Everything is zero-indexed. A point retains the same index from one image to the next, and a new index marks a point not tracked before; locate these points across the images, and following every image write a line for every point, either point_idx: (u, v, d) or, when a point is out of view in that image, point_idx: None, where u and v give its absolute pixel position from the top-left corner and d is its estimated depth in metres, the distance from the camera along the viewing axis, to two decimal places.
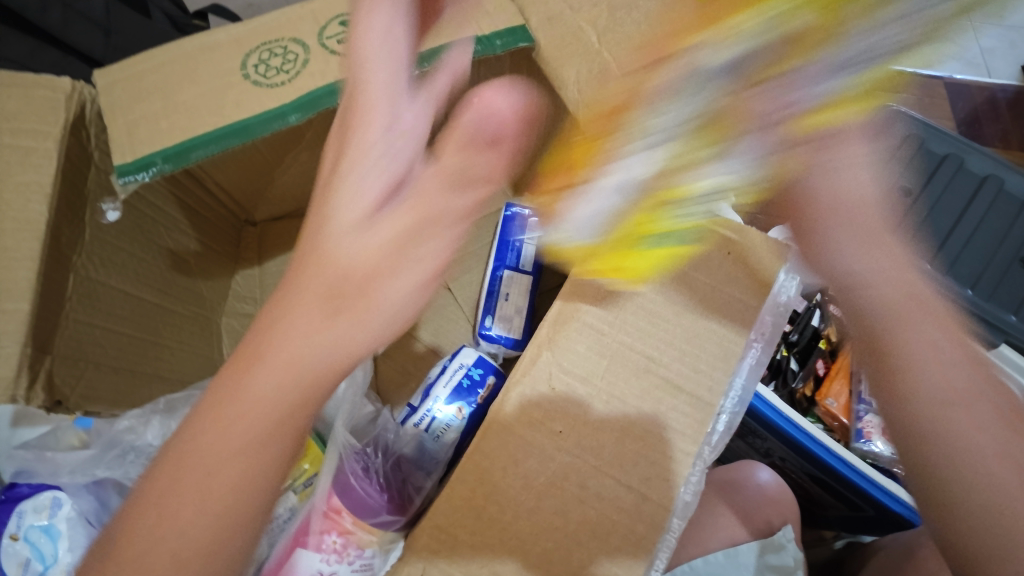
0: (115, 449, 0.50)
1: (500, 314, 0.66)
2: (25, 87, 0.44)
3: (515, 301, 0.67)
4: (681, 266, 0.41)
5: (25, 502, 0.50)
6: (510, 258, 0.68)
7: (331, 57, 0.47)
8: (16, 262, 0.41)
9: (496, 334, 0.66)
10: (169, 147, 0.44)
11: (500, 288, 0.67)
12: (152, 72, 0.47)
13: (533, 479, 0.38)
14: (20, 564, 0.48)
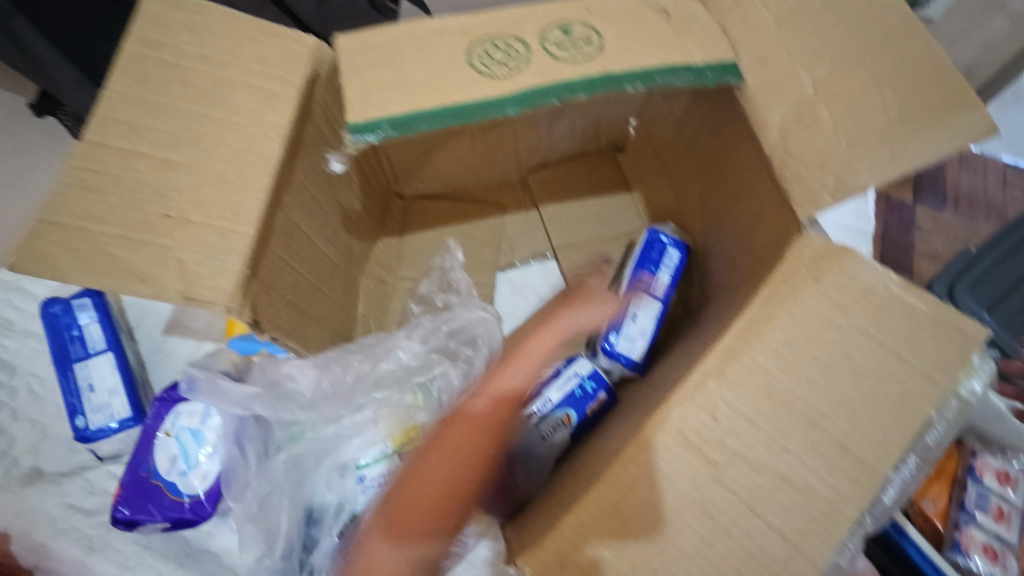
0: (275, 392, 0.52)
1: (626, 333, 0.67)
2: (280, 39, 0.49)
3: (642, 324, 0.67)
4: (871, 328, 0.41)
5: (181, 404, 0.55)
6: (645, 280, 0.68)
7: (550, 61, 0.50)
8: (250, 190, 0.45)
9: (618, 351, 0.66)
10: (397, 115, 0.48)
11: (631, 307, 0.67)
12: (385, 45, 0.51)
13: (683, 501, 0.39)
14: (170, 458, 0.53)
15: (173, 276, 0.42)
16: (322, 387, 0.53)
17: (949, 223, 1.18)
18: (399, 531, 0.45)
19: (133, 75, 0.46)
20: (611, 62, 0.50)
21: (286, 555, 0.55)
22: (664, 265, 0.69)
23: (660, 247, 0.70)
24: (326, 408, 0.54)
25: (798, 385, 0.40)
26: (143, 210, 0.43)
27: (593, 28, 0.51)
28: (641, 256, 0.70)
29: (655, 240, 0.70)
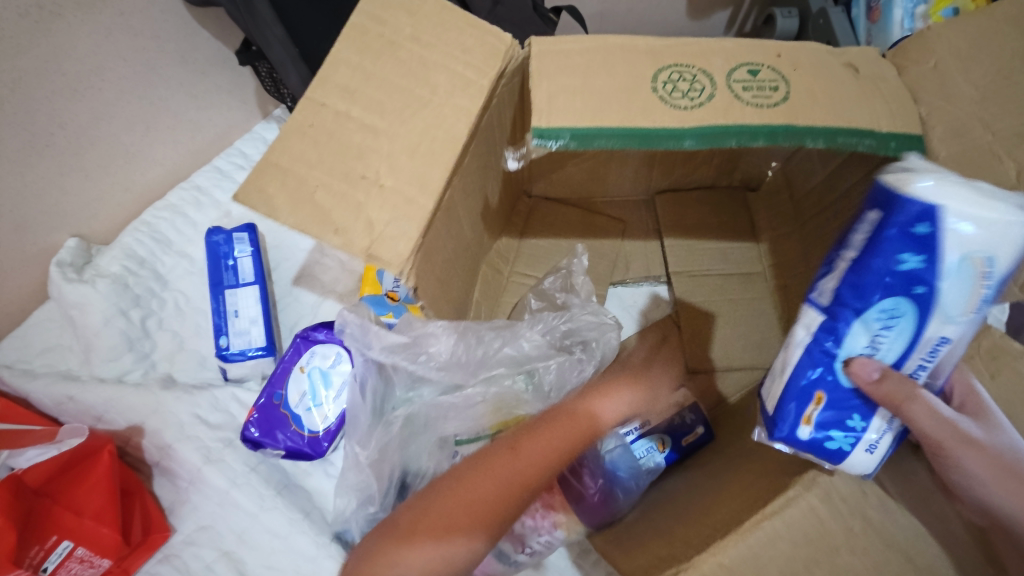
0: (416, 347, 0.56)
1: (781, 369, 0.41)
2: (483, 33, 0.53)
3: (845, 370, 0.37)
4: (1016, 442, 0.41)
5: (317, 345, 0.59)
6: (851, 279, 0.36)
7: (734, 101, 0.52)
8: (437, 166, 0.49)
9: (770, 409, 0.42)
10: (580, 128, 0.51)
11: (792, 331, 0.40)
12: (577, 53, 0.54)
13: (806, 550, 0.41)
14: (300, 393, 0.58)
15: (362, 231, 0.46)
16: (455, 353, 0.57)
17: None
18: (458, 496, 0.41)
19: (356, 43, 0.51)
20: (796, 111, 0.51)
21: (385, 509, 0.57)
22: (915, 247, 0.33)
23: (911, 218, 0.32)
24: (452, 376, 0.57)
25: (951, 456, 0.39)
26: (346, 167, 0.47)
27: (781, 74, 0.53)
28: (859, 229, 0.35)
29: (885, 207, 0.33)
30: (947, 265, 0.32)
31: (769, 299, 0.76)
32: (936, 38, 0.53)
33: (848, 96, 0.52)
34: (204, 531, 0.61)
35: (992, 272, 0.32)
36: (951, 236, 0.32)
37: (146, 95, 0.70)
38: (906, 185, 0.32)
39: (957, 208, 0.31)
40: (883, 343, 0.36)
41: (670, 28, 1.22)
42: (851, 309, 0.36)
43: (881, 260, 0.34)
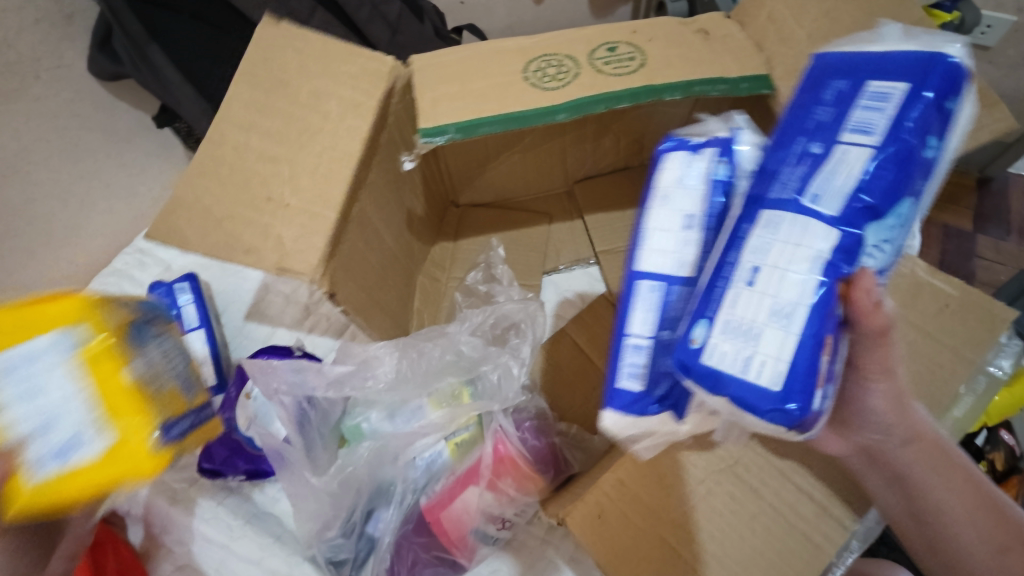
0: (360, 372, 0.60)
1: (773, 314, 0.30)
2: (368, 56, 0.57)
3: (849, 293, 0.31)
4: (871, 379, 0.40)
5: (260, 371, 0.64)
6: (872, 167, 0.31)
7: (598, 75, 0.56)
8: (336, 181, 0.52)
9: (770, 383, 0.29)
10: (462, 121, 0.54)
11: (774, 250, 0.31)
12: (455, 62, 0.59)
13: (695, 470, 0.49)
14: (248, 416, 0.62)
15: (271, 247, 0.49)
16: (399, 369, 0.61)
17: (993, 263, 1.30)
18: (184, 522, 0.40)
19: (246, 84, 0.55)
20: (655, 75, 0.55)
21: (347, 530, 0.62)
22: (938, 127, 0.33)
23: (941, 89, 0.32)
24: (400, 390, 0.61)
25: (859, 385, 0.40)
26: (250, 194, 0.51)
27: (637, 46, 0.58)
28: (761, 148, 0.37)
29: (910, 76, 0.33)
30: (937, 166, 0.34)
31: None
32: None
33: (700, 58, 0.57)
34: (183, 570, 0.63)
35: (937, 170, 0.35)
36: (955, 121, 0.34)
37: (78, 171, 0.74)
38: (922, 53, 0.34)
39: (963, 105, 0.34)
40: (879, 259, 0.33)
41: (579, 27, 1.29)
42: (870, 208, 0.31)
43: (898, 132, 0.32)
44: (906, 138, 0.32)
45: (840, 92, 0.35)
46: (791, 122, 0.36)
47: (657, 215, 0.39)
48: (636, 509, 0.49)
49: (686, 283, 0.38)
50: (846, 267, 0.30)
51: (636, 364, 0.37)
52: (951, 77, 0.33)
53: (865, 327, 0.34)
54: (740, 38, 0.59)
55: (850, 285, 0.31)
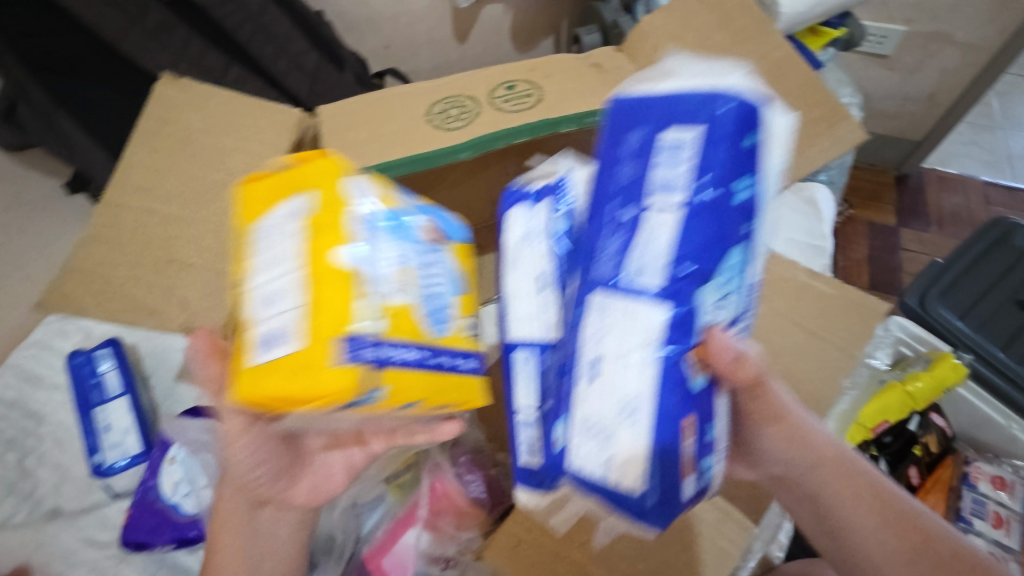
0: None
1: (620, 413, 0.32)
2: (273, 110, 0.58)
3: (701, 361, 0.33)
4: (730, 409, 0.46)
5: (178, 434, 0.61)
6: (677, 229, 0.33)
7: (498, 113, 0.59)
8: None
9: (633, 489, 0.32)
10: (368, 166, 0.56)
11: (606, 341, 0.33)
12: (360, 108, 0.60)
13: None
14: (173, 482, 0.60)
15: (177, 309, 0.49)
16: None
17: (919, 255, 1.38)
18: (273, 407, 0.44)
19: (147, 148, 0.55)
20: (551, 109, 0.58)
21: None
22: (748, 165, 0.33)
23: (736, 127, 0.32)
24: None
25: (753, 429, 0.42)
26: (154, 257, 0.51)
27: (534, 83, 0.61)
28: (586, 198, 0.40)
29: (699, 120, 0.33)
30: (762, 197, 0.35)
31: None
32: (654, 24, 0.62)
33: (593, 90, 0.60)
34: None
35: (767, 198, 0.36)
36: (768, 140, 0.34)
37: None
38: (714, 81, 0.34)
39: (778, 124, 0.35)
40: (725, 312, 0.35)
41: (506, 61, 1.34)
42: (689, 274, 0.32)
43: (696, 185, 0.32)
44: (705, 191, 0.32)
45: (635, 148, 0.35)
46: (602, 180, 0.37)
47: (515, 283, 0.43)
48: (548, 535, 0.52)
49: (553, 351, 0.40)
50: (682, 347, 0.32)
51: (532, 445, 0.41)
52: (747, 115, 0.32)
53: (734, 380, 0.35)
54: (631, 69, 0.62)
55: (698, 357, 0.33)
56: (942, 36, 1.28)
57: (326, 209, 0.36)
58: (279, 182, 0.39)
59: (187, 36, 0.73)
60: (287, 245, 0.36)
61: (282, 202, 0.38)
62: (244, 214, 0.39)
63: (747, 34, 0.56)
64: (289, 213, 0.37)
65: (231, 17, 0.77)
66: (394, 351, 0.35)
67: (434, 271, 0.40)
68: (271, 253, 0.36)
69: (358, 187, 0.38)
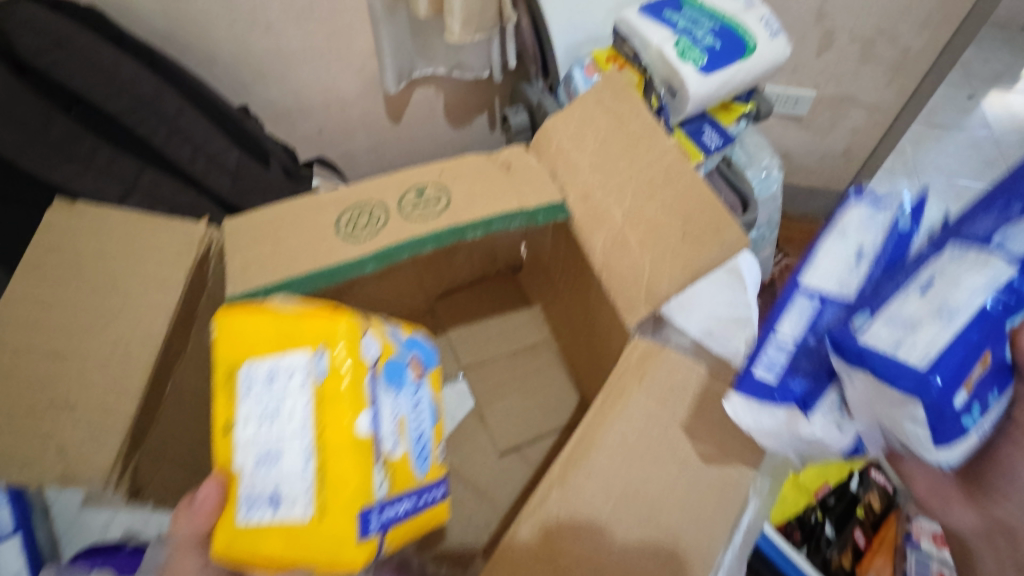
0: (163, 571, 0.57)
1: (937, 312, 0.35)
2: (172, 228, 0.57)
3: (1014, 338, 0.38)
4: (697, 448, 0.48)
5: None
6: None
7: (405, 221, 0.59)
8: (133, 369, 0.51)
9: (920, 363, 0.34)
10: (270, 284, 0.55)
11: (946, 269, 0.37)
12: (266, 221, 0.60)
13: None
14: None
15: (54, 456, 0.47)
16: None
17: None
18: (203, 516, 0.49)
19: (34, 279, 0.53)
20: (458, 215, 0.59)
21: None
22: None
23: None
24: None
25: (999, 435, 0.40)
26: (35, 399, 0.49)
27: (443, 188, 0.61)
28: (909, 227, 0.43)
29: None
30: None
31: (554, 366, 0.85)
32: (555, 128, 0.64)
33: (500, 192, 0.61)
34: None
35: None
36: None
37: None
38: None
39: None
40: None
41: (441, 139, 1.37)
42: None
43: None
44: None
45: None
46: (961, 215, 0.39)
47: (831, 244, 0.44)
48: None
49: (837, 305, 0.43)
50: (1015, 307, 0.37)
51: (771, 362, 0.44)
52: None
53: None
54: (537, 169, 0.64)
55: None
56: (847, 99, 1.41)
57: (333, 372, 0.45)
58: (272, 333, 0.47)
59: (95, 145, 0.74)
60: (298, 406, 0.45)
61: (283, 354, 0.46)
62: (231, 354, 0.47)
63: (640, 137, 0.58)
64: (297, 369, 0.45)
65: (144, 123, 0.77)
66: (389, 507, 0.46)
67: (421, 414, 0.53)
68: (273, 403, 0.45)
69: (370, 345, 0.48)
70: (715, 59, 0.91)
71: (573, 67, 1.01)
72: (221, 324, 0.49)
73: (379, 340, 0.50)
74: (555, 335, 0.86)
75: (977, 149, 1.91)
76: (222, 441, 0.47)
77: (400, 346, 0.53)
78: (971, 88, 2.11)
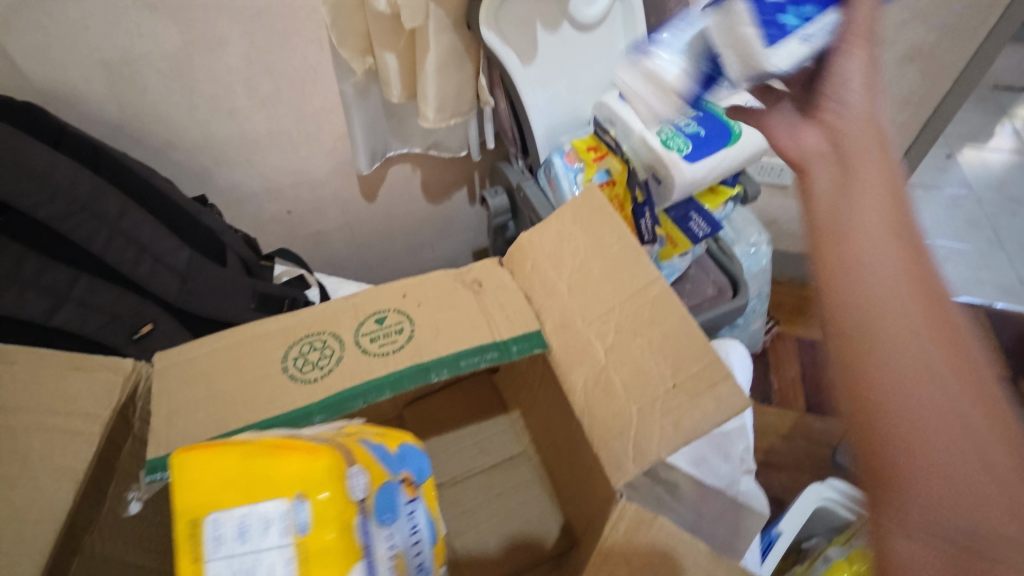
0: None
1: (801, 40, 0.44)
2: (92, 371, 0.50)
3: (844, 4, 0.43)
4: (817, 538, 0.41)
5: None
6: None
7: (362, 356, 0.53)
8: (24, 558, 0.43)
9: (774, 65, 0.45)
10: (199, 444, 0.48)
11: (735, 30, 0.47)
12: (204, 358, 0.53)
13: None
14: None
15: None
16: None
17: None
18: None
19: None
20: (421, 350, 0.53)
21: None
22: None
23: None
24: None
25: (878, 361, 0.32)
26: None
27: (405, 314, 0.55)
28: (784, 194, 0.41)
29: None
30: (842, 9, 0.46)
31: (535, 483, 0.76)
32: (531, 244, 0.59)
33: (468, 320, 0.55)
34: None
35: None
36: None
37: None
38: None
39: None
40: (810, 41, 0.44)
41: (418, 214, 1.32)
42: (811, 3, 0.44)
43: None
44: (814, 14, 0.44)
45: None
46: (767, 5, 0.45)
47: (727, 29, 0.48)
48: None
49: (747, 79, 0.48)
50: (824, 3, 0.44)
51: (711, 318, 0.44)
52: None
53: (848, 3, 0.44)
54: (511, 287, 0.58)
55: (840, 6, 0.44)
56: None
57: (321, 525, 0.34)
58: (241, 475, 0.35)
59: (22, 255, 0.67)
60: (276, 569, 0.33)
61: (254, 502, 0.34)
62: (189, 504, 0.35)
63: (622, 262, 0.53)
64: (274, 521, 0.34)
65: (82, 229, 0.70)
66: None
67: (418, 538, 0.45)
68: (246, 569, 0.33)
69: (360, 479, 0.38)
70: (697, 148, 0.87)
71: (552, 154, 0.98)
72: (178, 470, 0.35)
73: (367, 469, 0.40)
74: (535, 448, 0.78)
75: (962, 207, 1.90)
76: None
77: (388, 466, 0.44)
78: (950, 146, 2.13)
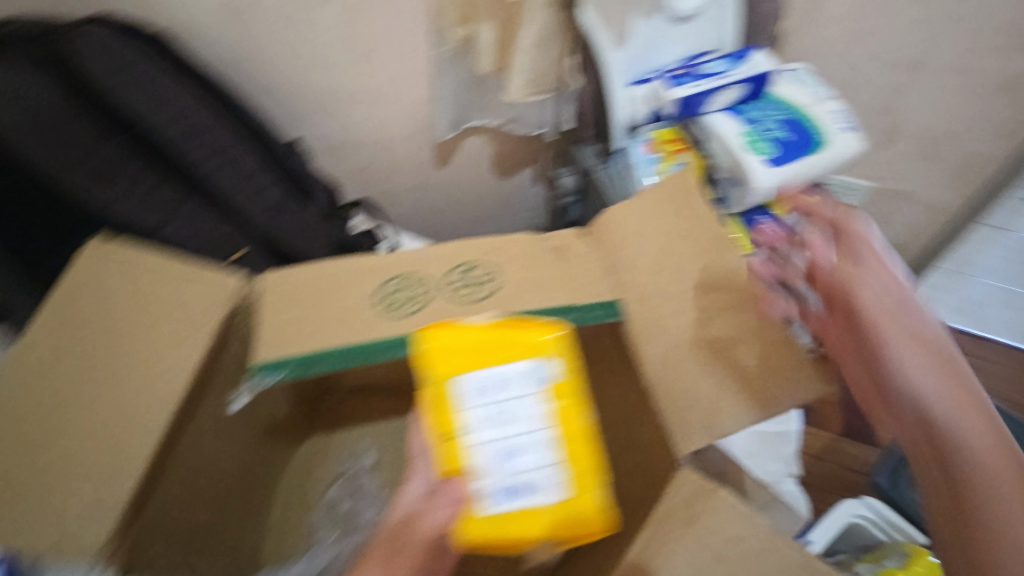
0: None
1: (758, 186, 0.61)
2: (204, 278, 0.55)
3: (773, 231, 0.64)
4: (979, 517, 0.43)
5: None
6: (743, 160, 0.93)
7: (450, 301, 0.56)
8: (144, 431, 0.48)
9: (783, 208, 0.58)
10: (299, 355, 0.53)
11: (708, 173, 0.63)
12: (304, 284, 0.57)
13: None
14: None
15: (50, 521, 0.44)
16: None
17: None
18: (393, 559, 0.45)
19: (63, 318, 0.52)
20: (508, 301, 0.56)
21: None
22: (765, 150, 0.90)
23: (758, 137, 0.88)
24: None
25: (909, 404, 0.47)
26: (42, 454, 0.47)
27: (493, 269, 0.59)
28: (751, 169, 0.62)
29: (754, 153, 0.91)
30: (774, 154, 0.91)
31: None
32: (615, 221, 0.61)
33: (553, 280, 0.58)
34: None
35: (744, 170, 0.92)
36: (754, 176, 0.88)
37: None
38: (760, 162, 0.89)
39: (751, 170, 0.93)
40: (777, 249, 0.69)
41: (481, 186, 1.35)
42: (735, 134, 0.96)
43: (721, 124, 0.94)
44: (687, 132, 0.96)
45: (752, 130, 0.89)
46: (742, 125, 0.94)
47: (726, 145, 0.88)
48: None
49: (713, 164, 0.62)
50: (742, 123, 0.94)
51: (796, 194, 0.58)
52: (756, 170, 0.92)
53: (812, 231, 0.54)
54: (597, 256, 0.61)
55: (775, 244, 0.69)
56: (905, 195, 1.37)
57: (558, 376, 0.49)
58: (493, 345, 0.49)
59: None
60: (530, 408, 0.48)
61: (506, 363, 0.48)
62: (457, 366, 0.48)
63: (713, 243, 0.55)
64: (524, 374, 0.48)
65: (198, 150, 0.77)
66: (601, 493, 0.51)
67: None
68: (506, 406, 0.47)
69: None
70: (785, 152, 0.89)
71: (630, 143, 1.00)
72: (438, 339, 0.48)
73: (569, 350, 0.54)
74: None
75: None
76: (453, 446, 0.47)
77: None
78: None
